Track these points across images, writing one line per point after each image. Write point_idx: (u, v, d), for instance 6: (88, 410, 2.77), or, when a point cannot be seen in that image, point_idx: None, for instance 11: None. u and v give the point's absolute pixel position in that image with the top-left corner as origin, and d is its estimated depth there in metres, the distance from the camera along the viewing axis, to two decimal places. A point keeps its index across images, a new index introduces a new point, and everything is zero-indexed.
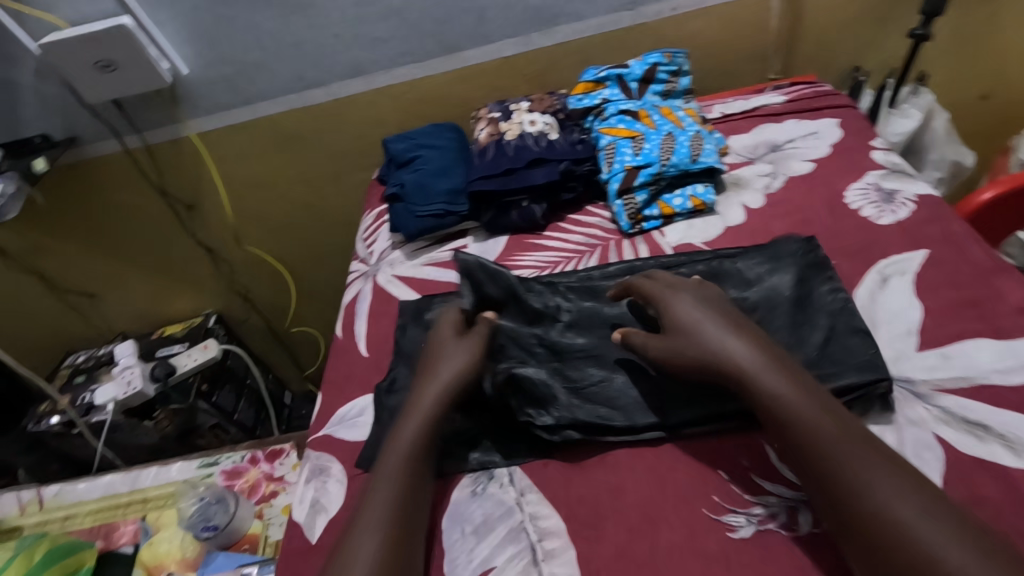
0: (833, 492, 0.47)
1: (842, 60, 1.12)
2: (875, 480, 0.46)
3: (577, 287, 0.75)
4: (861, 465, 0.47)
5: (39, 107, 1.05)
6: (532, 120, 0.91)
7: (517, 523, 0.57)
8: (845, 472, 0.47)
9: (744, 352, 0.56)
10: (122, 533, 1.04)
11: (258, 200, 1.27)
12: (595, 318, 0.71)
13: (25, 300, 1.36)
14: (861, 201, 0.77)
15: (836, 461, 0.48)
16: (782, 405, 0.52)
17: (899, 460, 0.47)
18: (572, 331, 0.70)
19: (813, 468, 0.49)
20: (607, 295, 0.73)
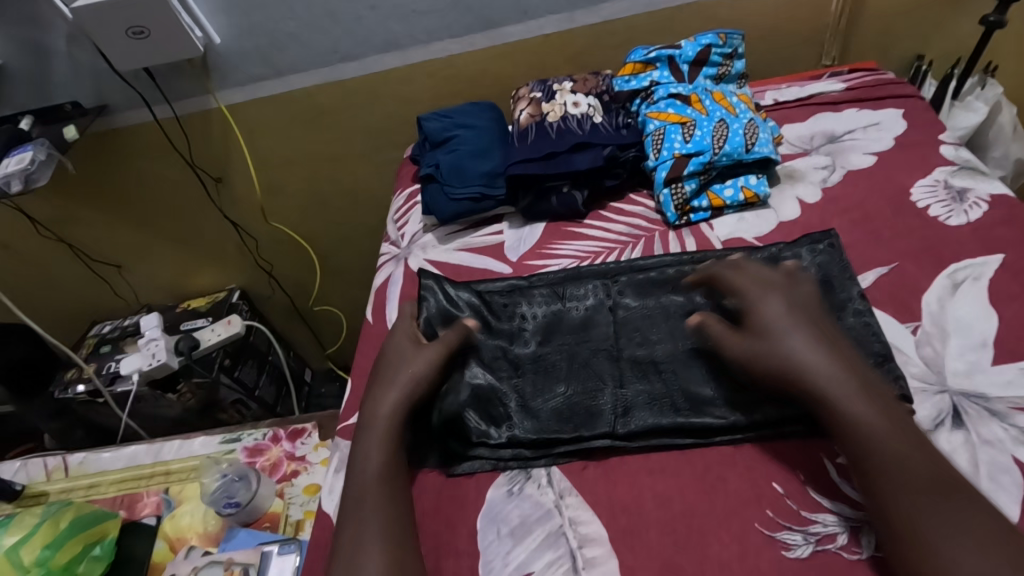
0: (907, 530, 0.45)
1: (905, 46, 1.06)
2: (934, 517, 0.44)
3: (623, 280, 0.72)
4: (927, 496, 0.45)
5: (71, 72, 1.04)
6: (575, 102, 0.86)
7: (556, 527, 0.55)
8: (923, 513, 0.45)
9: (827, 365, 0.53)
10: (144, 505, 1.04)
11: (287, 175, 1.24)
12: (642, 317, 0.68)
13: (54, 268, 1.36)
14: (929, 199, 0.72)
15: (900, 490, 0.46)
16: (866, 433, 0.49)
17: (981, 503, 0.45)
18: (617, 331, 0.68)
19: (875, 491, 0.47)
20: (653, 294, 0.70)
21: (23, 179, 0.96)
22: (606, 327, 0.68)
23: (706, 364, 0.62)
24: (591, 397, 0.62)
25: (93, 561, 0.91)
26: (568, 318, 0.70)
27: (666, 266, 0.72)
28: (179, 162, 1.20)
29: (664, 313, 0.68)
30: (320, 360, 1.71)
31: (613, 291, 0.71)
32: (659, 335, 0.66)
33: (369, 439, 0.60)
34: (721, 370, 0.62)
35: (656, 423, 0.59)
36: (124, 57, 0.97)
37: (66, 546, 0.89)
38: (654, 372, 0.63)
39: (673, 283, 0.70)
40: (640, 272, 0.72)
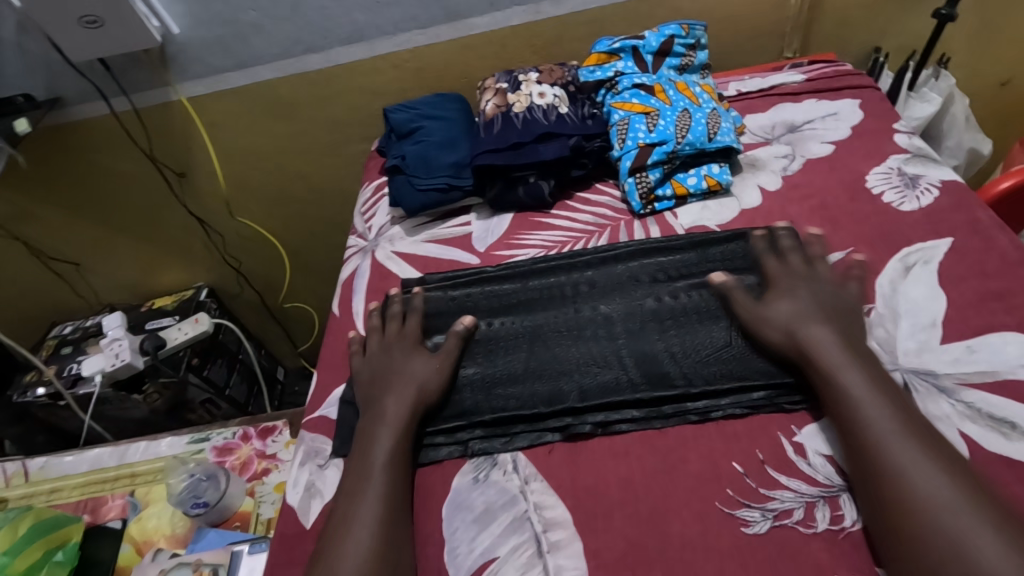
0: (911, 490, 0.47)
1: (863, 39, 1.08)
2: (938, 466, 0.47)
3: (591, 266, 0.73)
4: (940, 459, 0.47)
5: (22, 64, 1.00)
6: (541, 92, 0.87)
7: (521, 512, 0.55)
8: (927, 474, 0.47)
9: None
10: (109, 508, 1.01)
11: (253, 169, 1.22)
12: (605, 300, 0.69)
13: (11, 267, 1.32)
14: (883, 186, 0.74)
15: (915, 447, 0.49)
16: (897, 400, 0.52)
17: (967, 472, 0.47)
18: (582, 314, 0.69)
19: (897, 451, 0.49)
20: (618, 277, 0.71)
21: None
22: (568, 309, 0.69)
23: (665, 342, 0.64)
24: (551, 381, 0.63)
25: (55, 565, 0.88)
26: (529, 303, 0.71)
27: (622, 249, 0.73)
28: (141, 157, 1.17)
29: (625, 295, 0.69)
30: (292, 358, 1.68)
31: (578, 274, 0.72)
32: (619, 316, 0.67)
33: None
34: (679, 349, 0.63)
35: (615, 400, 0.60)
36: (77, 47, 0.94)
37: (25, 552, 0.86)
38: (613, 351, 0.64)
39: (631, 266, 0.71)
40: (598, 256, 0.73)
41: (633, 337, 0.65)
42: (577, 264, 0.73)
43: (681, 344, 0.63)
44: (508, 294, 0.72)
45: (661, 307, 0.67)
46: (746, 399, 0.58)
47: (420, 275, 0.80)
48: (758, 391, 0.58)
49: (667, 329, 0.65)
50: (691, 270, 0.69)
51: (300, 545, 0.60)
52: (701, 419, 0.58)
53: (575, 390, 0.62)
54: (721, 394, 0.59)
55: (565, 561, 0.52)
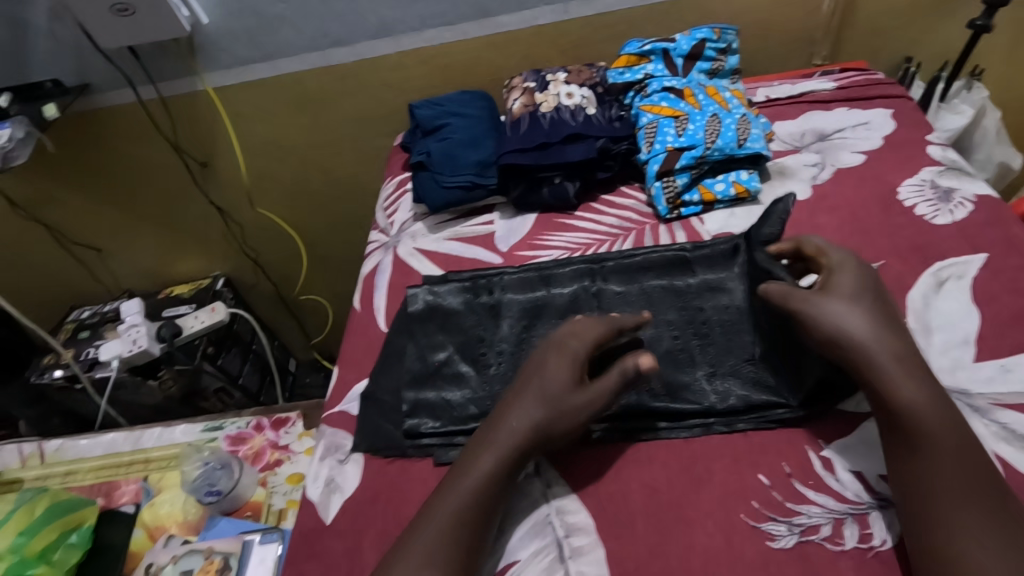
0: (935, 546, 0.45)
1: (895, 47, 1.07)
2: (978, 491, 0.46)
3: (616, 270, 0.72)
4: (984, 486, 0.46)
5: (52, 49, 1.01)
6: (569, 93, 0.86)
7: (543, 516, 0.55)
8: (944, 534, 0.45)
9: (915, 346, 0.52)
10: (123, 493, 1.02)
11: (275, 160, 1.22)
12: (629, 304, 0.69)
13: (32, 250, 1.33)
14: (916, 199, 0.73)
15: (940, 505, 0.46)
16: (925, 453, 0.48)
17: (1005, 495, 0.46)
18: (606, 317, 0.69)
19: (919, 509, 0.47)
20: (643, 283, 0.70)
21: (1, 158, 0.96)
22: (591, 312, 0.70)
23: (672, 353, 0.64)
24: None
25: (69, 548, 0.89)
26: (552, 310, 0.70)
27: (646, 257, 0.72)
28: (164, 145, 1.17)
29: (650, 304, 0.68)
30: (304, 350, 1.69)
31: (602, 281, 0.72)
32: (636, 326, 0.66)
33: None
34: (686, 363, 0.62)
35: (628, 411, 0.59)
36: (107, 34, 0.95)
37: (41, 533, 0.87)
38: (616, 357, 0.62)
39: (655, 274, 0.71)
40: (622, 264, 0.72)
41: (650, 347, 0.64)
42: (601, 271, 0.72)
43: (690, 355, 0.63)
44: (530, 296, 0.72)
45: (684, 316, 0.66)
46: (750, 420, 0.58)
47: (442, 273, 0.80)
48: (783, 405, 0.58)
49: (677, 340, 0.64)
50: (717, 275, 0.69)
51: (319, 539, 0.60)
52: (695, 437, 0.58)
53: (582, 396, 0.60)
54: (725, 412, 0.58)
55: (587, 567, 0.51)
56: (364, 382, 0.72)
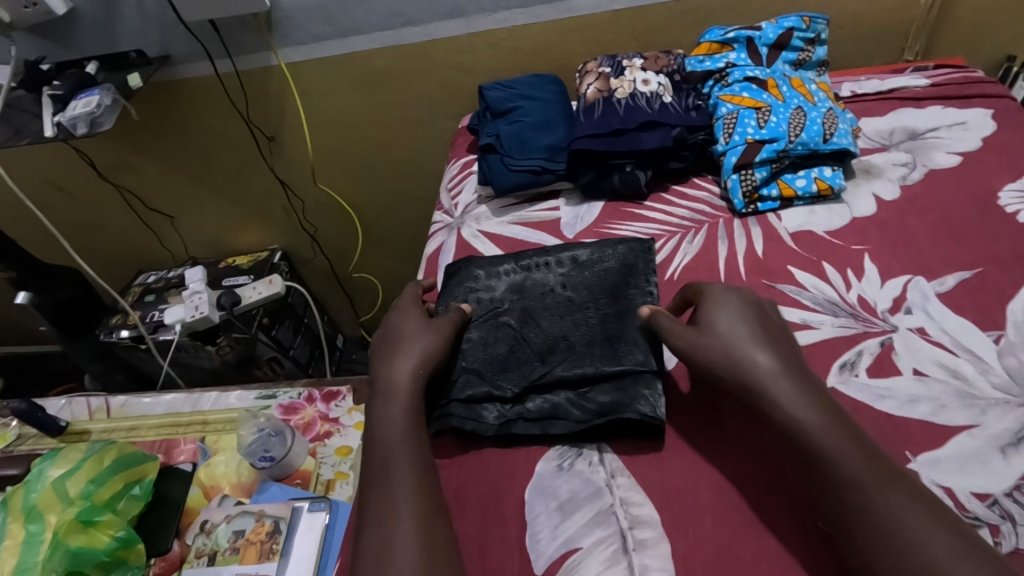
0: None
1: (996, 45, 1.00)
2: None
3: (522, 284, 0.73)
4: None
5: (139, 19, 1.05)
6: (645, 79, 0.84)
7: (607, 506, 0.55)
8: None
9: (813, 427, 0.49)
10: (181, 451, 1.06)
11: (339, 137, 1.24)
12: (532, 312, 0.69)
13: (107, 214, 1.39)
14: (1019, 204, 0.68)
15: None
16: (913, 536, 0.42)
17: None
18: (510, 322, 0.69)
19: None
20: (547, 292, 0.71)
21: (89, 122, 0.97)
22: (502, 321, 0.69)
23: (498, 352, 0.66)
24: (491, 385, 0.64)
25: (132, 500, 0.93)
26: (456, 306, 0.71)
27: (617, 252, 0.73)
28: (236, 119, 1.20)
29: (546, 311, 0.69)
30: (352, 327, 1.73)
31: (512, 287, 0.73)
32: (496, 329, 0.68)
33: (405, 405, 0.59)
34: (508, 365, 0.65)
35: (475, 393, 0.63)
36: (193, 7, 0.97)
37: (109, 482, 0.91)
38: (459, 350, 0.67)
39: (596, 278, 0.71)
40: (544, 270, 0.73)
41: (513, 352, 0.66)
42: (523, 275, 0.73)
43: (540, 347, 0.66)
44: (449, 298, 0.73)
45: (572, 320, 0.68)
46: (550, 421, 0.61)
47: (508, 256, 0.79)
48: (860, 414, 0.55)
49: (518, 345, 0.66)
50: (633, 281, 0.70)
51: None
52: (501, 433, 0.61)
53: (447, 375, 0.66)
54: (533, 410, 0.61)
55: (651, 561, 0.50)
56: None
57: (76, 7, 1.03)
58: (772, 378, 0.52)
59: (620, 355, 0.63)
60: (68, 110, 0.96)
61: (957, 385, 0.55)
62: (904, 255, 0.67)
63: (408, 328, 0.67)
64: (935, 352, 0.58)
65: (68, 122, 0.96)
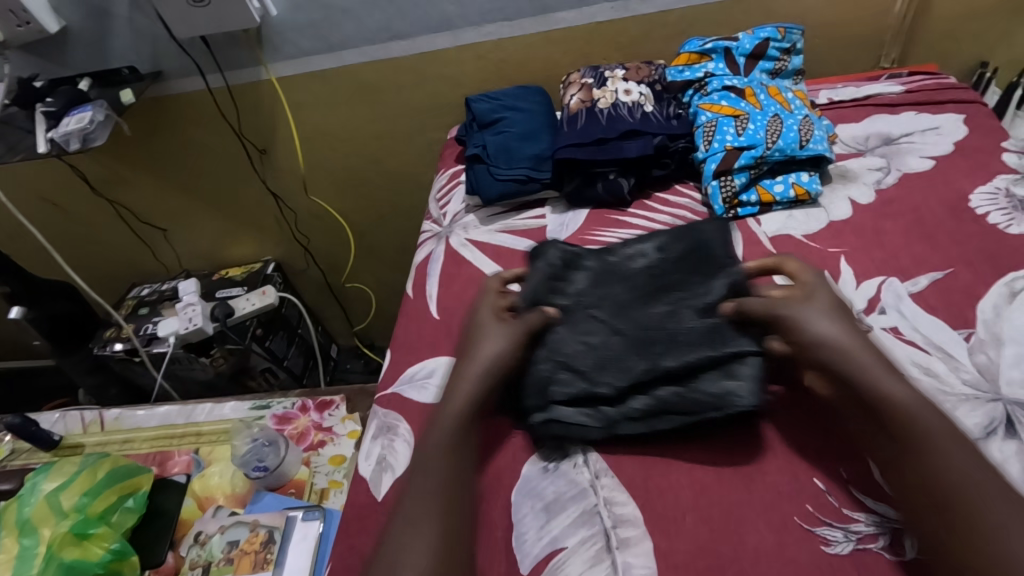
0: None
1: (968, 52, 1.03)
2: None
3: (608, 277, 0.71)
4: None
5: (130, 35, 1.06)
6: (627, 89, 0.86)
7: (591, 506, 0.56)
8: None
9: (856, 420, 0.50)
10: (175, 463, 1.07)
11: (331, 149, 1.26)
12: (623, 304, 0.66)
13: (101, 228, 1.41)
14: (989, 206, 0.70)
15: None
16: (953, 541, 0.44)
17: None
18: (601, 315, 0.66)
19: None
20: (637, 282, 0.68)
21: (81, 138, 0.99)
22: (593, 314, 0.66)
23: (591, 346, 0.63)
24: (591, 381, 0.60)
25: (126, 512, 0.93)
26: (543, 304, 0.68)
27: (699, 237, 0.70)
28: (227, 132, 1.22)
29: (636, 302, 0.66)
30: (346, 336, 1.73)
31: (597, 280, 0.70)
32: (585, 324, 0.65)
33: None
34: (604, 360, 0.61)
35: (574, 391, 0.60)
36: (183, 24, 0.99)
37: (103, 495, 0.91)
38: (550, 346, 0.64)
39: (683, 265, 0.69)
40: (627, 263, 0.72)
41: (607, 345, 0.63)
42: (605, 268, 0.72)
43: (636, 339, 0.62)
44: (531, 289, 0.69)
45: (666, 311, 0.64)
46: (659, 420, 0.58)
47: (494, 265, 0.81)
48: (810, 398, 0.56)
49: (611, 338, 0.63)
50: (721, 266, 0.67)
51: (370, 515, 0.62)
52: (607, 434, 0.59)
53: (539, 372, 0.62)
54: (640, 410, 0.59)
55: (635, 558, 0.52)
56: (437, 359, 0.73)
57: (69, 25, 1.05)
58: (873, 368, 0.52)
59: (723, 340, 0.59)
60: (60, 126, 0.98)
61: (930, 384, 0.57)
62: (879, 257, 0.69)
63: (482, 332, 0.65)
64: (909, 351, 0.60)
65: (61, 138, 0.98)
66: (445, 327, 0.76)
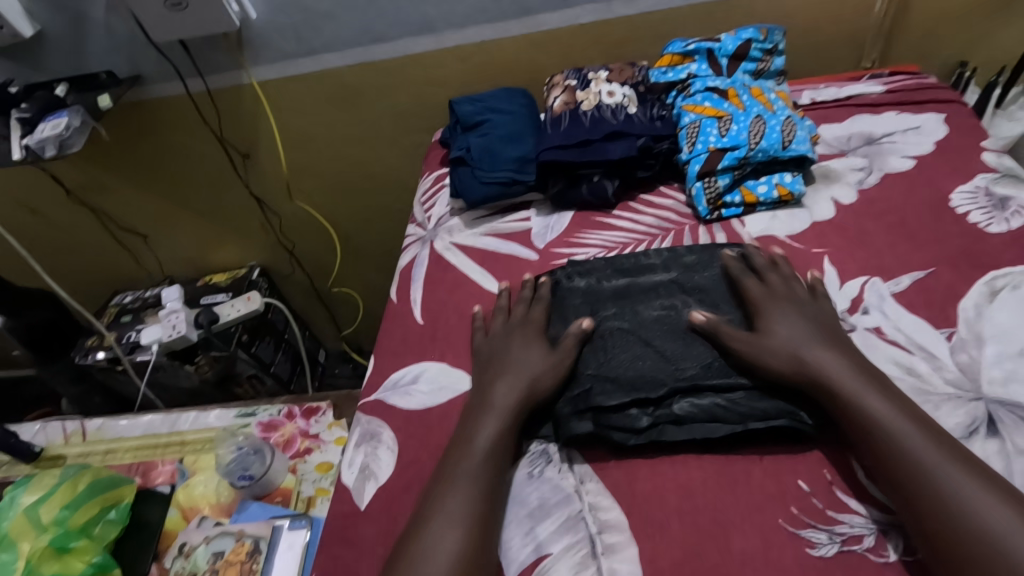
0: None
1: (948, 52, 1.04)
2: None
3: (639, 289, 0.69)
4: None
5: (108, 40, 1.04)
6: (610, 91, 0.86)
7: (576, 511, 0.55)
8: None
9: None
10: (159, 473, 1.05)
11: (314, 153, 1.25)
12: (662, 315, 0.65)
13: (82, 234, 1.38)
14: (969, 205, 0.70)
15: None
16: None
17: None
18: (635, 327, 0.64)
19: None
20: (669, 292, 0.68)
21: (57, 144, 0.97)
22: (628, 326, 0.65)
23: (627, 359, 0.62)
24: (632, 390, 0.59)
25: (108, 524, 0.91)
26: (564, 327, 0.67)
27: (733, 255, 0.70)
28: (208, 137, 1.20)
29: (671, 315, 0.65)
30: (334, 340, 1.72)
31: (624, 291, 0.69)
32: (618, 332, 0.64)
33: None
34: (644, 369, 0.61)
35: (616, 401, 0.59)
36: (161, 28, 0.97)
37: (83, 508, 0.90)
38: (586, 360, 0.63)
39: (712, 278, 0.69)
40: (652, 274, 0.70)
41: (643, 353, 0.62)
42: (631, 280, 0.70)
43: (673, 350, 0.62)
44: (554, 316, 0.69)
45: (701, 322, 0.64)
46: (704, 426, 0.57)
47: (479, 269, 0.81)
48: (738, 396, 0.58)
49: (646, 347, 0.62)
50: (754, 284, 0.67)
51: (353, 525, 0.61)
52: (646, 441, 0.57)
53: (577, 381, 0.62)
54: (683, 414, 0.58)
55: (620, 564, 0.51)
56: (421, 364, 0.72)
57: (44, 29, 1.03)
58: (864, 392, 0.54)
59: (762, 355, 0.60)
60: (36, 133, 0.96)
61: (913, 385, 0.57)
62: (862, 258, 0.69)
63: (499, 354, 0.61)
64: (891, 352, 0.60)
65: (36, 145, 0.96)
66: (430, 332, 0.75)
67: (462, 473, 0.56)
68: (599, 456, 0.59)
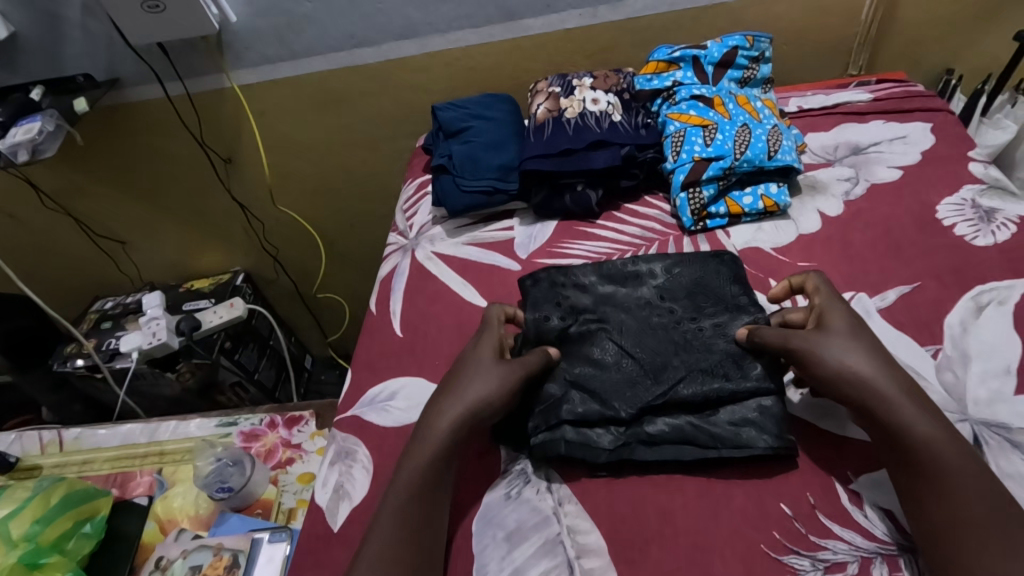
0: None
1: (934, 59, 1.03)
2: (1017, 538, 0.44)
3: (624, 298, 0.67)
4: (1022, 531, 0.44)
5: (84, 43, 1.02)
6: (595, 98, 0.84)
7: (554, 535, 0.54)
8: None
9: None
10: (138, 483, 1.02)
11: (297, 157, 1.22)
12: (643, 327, 0.64)
13: (60, 239, 1.35)
14: (956, 217, 0.70)
15: None
16: None
17: None
18: (614, 341, 0.63)
19: None
20: (651, 302, 0.66)
21: (30, 149, 0.95)
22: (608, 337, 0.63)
23: (604, 373, 0.61)
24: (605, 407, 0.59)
25: (82, 538, 0.89)
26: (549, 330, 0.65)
27: (721, 267, 0.68)
28: (189, 141, 1.18)
29: (653, 328, 0.64)
30: (320, 346, 1.70)
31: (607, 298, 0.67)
32: (598, 343, 0.63)
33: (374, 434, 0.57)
34: (621, 383, 0.60)
35: (587, 412, 0.59)
36: (138, 31, 0.95)
37: (57, 522, 0.87)
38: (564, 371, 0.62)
39: (695, 288, 0.67)
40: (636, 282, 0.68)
41: (619, 368, 0.61)
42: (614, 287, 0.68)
43: (652, 364, 0.61)
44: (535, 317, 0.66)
45: (682, 336, 0.62)
46: (676, 447, 0.56)
47: (461, 279, 0.79)
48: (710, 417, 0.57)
49: (624, 361, 0.61)
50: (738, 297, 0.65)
51: (327, 547, 0.59)
52: (615, 459, 0.56)
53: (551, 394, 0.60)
54: (654, 434, 0.57)
55: None
56: (400, 379, 0.70)
57: (18, 31, 1.00)
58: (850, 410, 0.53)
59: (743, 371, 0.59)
60: (8, 137, 0.94)
61: None
62: (848, 271, 0.68)
63: (482, 370, 0.60)
64: None
65: (9, 150, 0.93)
66: (409, 345, 0.74)
67: (438, 496, 0.54)
68: (579, 476, 0.57)
